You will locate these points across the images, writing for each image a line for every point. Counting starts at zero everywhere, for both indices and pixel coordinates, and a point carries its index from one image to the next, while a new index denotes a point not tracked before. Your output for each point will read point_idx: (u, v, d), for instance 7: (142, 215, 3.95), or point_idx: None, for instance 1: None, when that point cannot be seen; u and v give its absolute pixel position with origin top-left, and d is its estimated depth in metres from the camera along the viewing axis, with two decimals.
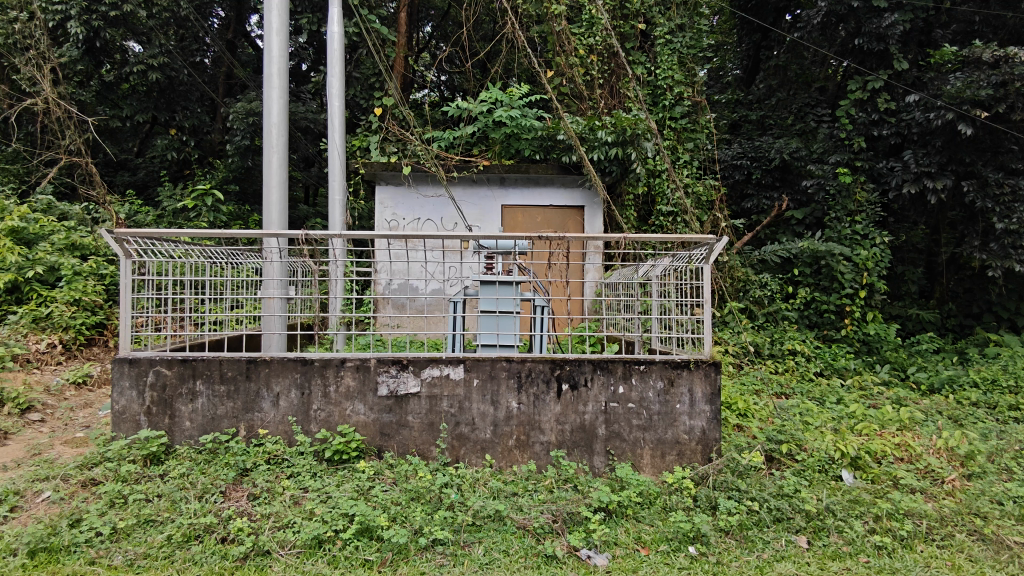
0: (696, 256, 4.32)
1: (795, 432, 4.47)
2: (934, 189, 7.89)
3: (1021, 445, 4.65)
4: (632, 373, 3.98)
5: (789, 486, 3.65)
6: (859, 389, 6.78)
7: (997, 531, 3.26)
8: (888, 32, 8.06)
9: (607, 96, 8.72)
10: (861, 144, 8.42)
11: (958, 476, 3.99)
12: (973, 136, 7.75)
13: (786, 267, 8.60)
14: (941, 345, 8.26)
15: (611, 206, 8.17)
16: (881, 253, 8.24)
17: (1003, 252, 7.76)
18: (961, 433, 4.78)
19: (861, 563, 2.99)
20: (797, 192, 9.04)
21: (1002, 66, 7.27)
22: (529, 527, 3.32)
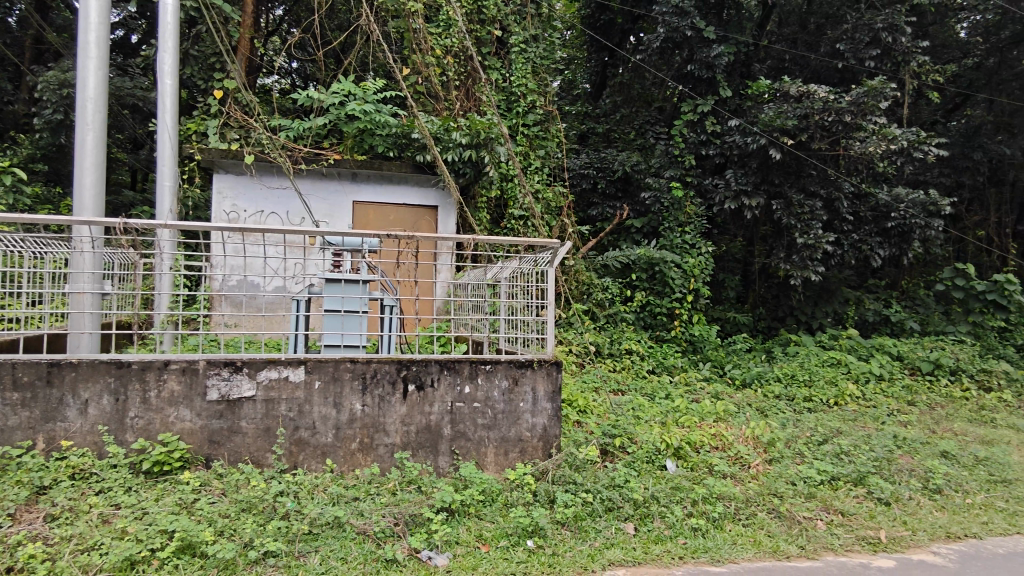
0: (541, 259, 4.50)
1: (627, 426, 4.79)
2: (750, 206, 8.88)
3: (812, 431, 5.35)
4: (478, 373, 4.04)
5: (620, 477, 3.90)
6: (684, 385, 7.45)
7: (790, 509, 3.71)
8: (715, 61, 8.89)
9: (463, 98, 8.79)
10: (691, 161, 9.20)
11: (761, 461, 4.50)
12: (782, 160, 8.86)
13: (625, 272, 9.19)
14: (753, 345, 9.28)
15: (464, 207, 8.25)
16: (705, 262, 9.07)
17: (802, 263, 8.84)
18: (764, 422, 5.41)
19: (679, 545, 3.26)
20: (637, 202, 9.71)
21: (805, 101, 8.29)
22: (369, 532, 3.24)
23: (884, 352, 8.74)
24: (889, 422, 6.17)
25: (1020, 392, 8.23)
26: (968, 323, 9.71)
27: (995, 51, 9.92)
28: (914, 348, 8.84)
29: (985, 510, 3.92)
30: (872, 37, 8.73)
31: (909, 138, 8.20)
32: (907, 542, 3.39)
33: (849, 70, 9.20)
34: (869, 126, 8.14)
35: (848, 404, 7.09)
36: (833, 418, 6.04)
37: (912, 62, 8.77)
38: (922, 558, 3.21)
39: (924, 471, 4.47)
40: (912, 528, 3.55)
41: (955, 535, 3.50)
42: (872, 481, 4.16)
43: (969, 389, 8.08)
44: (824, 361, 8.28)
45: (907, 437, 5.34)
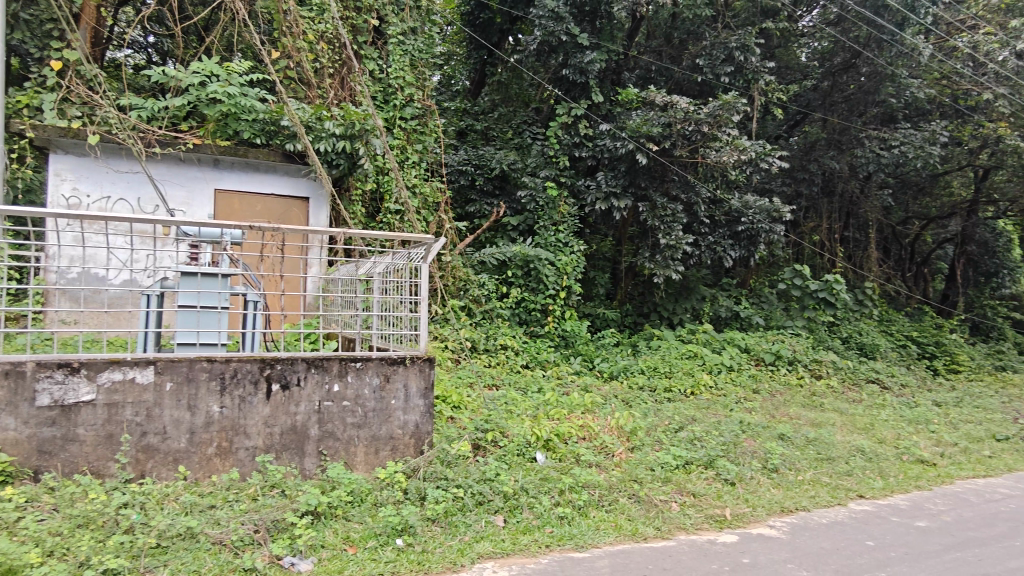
0: (414, 255, 4.48)
1: (499, 420, 4.87)
2: (618, 207, 9.34)
3: (670, 420, 5.73)
4: (349, 371, 3.94)
5: (491, 470, 3.96)
6: (556, 378, 7.70)
7: (648, 493, 3.95)
8: (588, 67, 9.24)
9: (337, 87, 8.47)
10: (565, 162, 9.50)
11: (624, 449, 4.75)
12: (648, 165, 9.38)
13: (502, 268, 9.33)
14: (620, 339, 9.75)
15: (337, 200, 7.98)
16: (577, 260, 9.42)
17: (664, 262, 9.42)
18: (628, 412, 5.71)
19: (546, 534, 3.36)
20: (513, 200, 9.88)
21: (669, 110, 8.84)
22: (226, 541, 3.05)
23: (734, 344, 9.53)
24: (737, 409, 6.75)
25: (844, 379, 9.33)
26: (803, 318, 10.83)
27: (828, 75, 11.09)
28: (759, 341, 9.72)
29: (813, 485, 4.40)
30: (727, 55, 9.55)
31: (756, 150, 8.98)
32: (748, 518, 3.72)
33: (707, 84, 9.92)
34: (723, 137, 8.83)
35: (702, 393, 7.68)
36: (689, 407, 6.51)
37: (760, 80, 9.64)
38: (760, 531, 3.55)
39: (763, 452, 4.94)
40: (753, 504, 3.91)
41: (788, 509, 3.90)
42: (720, 463, 4.53)
43: (803, 377, 9.04)
44: (682, 354, 8.89)
45: (751, 422, 5.87)
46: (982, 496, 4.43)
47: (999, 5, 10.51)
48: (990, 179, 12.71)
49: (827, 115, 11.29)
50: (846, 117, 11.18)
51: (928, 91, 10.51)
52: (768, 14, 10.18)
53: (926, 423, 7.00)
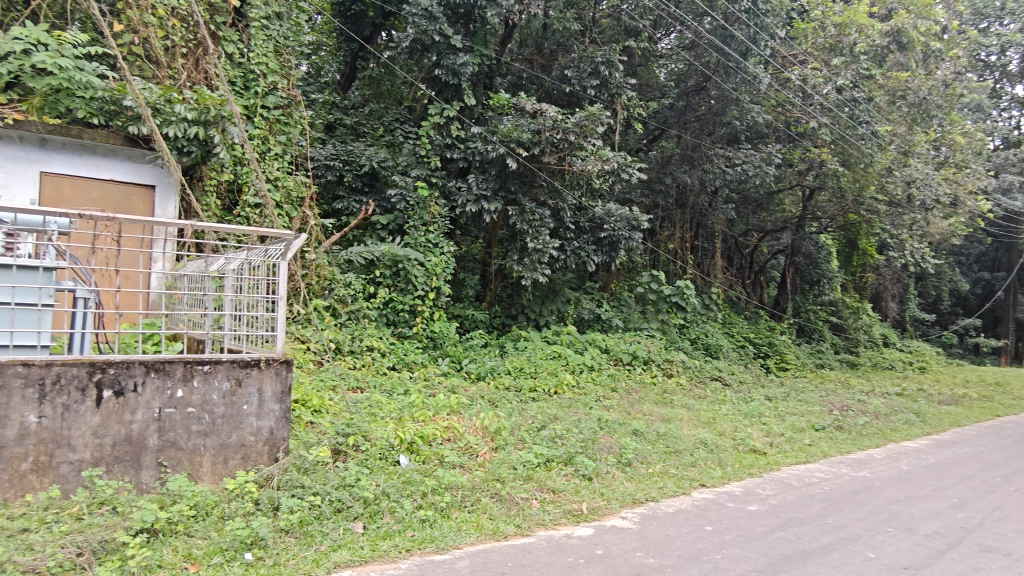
0: (272, 252, 4.25)
1: (362, 424, 4.74)
2: (488, 210, 9.44)
3: (533, 418, 5.88)
4: (194, 375, 3.65)
5: (351, 476, 3.84)
6: (424, 380, 7.64)
7: (510, 491, 4.02)
8: (461, 69, 9.28)
9: (190, 68, 7.73)
10: (437, 163, 9.46)
11: (488, 449, 4.80)
12: (517, 170, 9.58)
13: (369, 268, 9.10)
14: (488, 340, 9.87)
15: (188, 190, 7.35)
16: (447, 261, 9.42)
17: (532, 265, 9.65)
18: (493, 413, 5.77)
19: (406, 538, 3.31)
20: (383, 199, 9.67)
21: (538, 118, 9.09)
22: (39, 569, 2.70)
23: (595, 345, 9.97)
24: (596, 407, 7.09)
25: (691, 377, 10.10)
26: (657, 320, 11.60)
27: (683, 95, 11.90)
28: (618, 342, 10.26)
29: (661, 476, 4.70)
30: (593, 69, 9.99)
31: (618, 161, 9.47)
32: (603, 511, 3.90)
33: (574, 95, 10.30)
34: (588, 146, 9.22)
35: (565, 392, 7.97)
36: (552, 406, 6.73)
37: (622, 95, 10.22)
38: (613, 522, 3.73)
39: (618, 447, 5.21)
40: (607, 498, 4.10)
41: (639, 500, 4.14)
42: (578, 459, 4.72)
43: (656, 375, 9.67)
44: (547, 355, 9.17)
45: (608, 419, 6.17)
46: (801, 480, 4.97)
47: (826, 43, 11.51)
48: (814, 198, 14.34)
49: (681, 132, 12.14)
50: (698, 135, 12.10)
51: (766, 117, 11.66)
52: (631, 33, 10.76)
53: (759, 415, 7.75)
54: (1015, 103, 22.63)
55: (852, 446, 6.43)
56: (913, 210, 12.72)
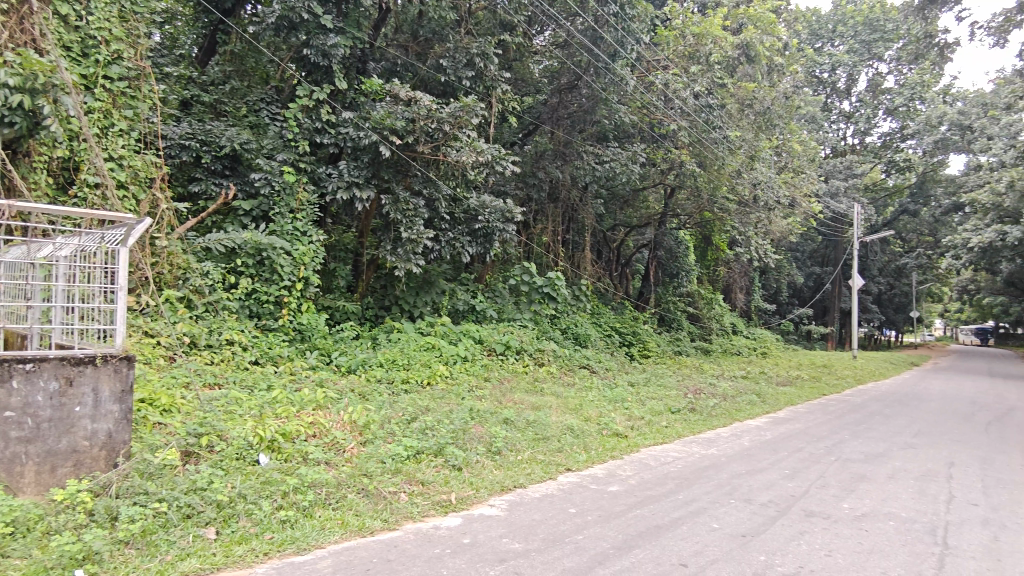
0: (109, 237, 3.87)
1: (218, 423, 4.45)
2: (360, 198, 9.16)
3: (403, 411, 5.80)
4: (14, 375, 3.24)
5: (203, 479, 3.58)
6: (289, 374, 7.28)
7: (377, 486, 3.94)
8: (332, 50, 8.90)
9: (13, 29, 6.33)
10: (305, 147, 9.02)
11: (356, 444, 4.68)
12: (390, 158, 9.37)
13: (230, 257, 8.53)
14: (360, 332, 9.60)
15: (11, 166, 6.42)
16: (315, 250, 9.03)
17: (405, 256, 9.49)
18: (362, 406, 5.62)
19: (264, 541, 3.14)
20: (246, 183, 9.09)
21: (413, 106, 8.94)
22: None
23: (469, 336, 10.03)
24: (468, 397, 7.14)
25: (561, 365, 10.45)
26: (530, 311, 11.90)
27: (556, 92, 12.21)
28: (491, 332, 10.39)
29: (529, 463, 4.83)
30: (468, 60, 10.00)
31: (492, 153, 9.54)
32: (472, 500, 3.93)
33: (449, 85, 10.24)
34: (462, 137, 9.22)
35: (438, 383, 7.94)
36: (424, 398, 6.68)
37: (497, 88, 10.32)
38: (481, 511, 3.77)
39: (489, 436, 5.28)
40: (476, 487, 4.14)
41: (506, 487, 4.22)
42: (448, 450, 4.72)
43: (528, 364, 9.91)
44: (420, 347, 9.08)
45: (479, 409, 6.24)
46: (658, 460, 5.30)
47: (685, 51, 12.25)
48: (674, 197, 15.31)
49: (554, 128, 12.46)
50: (569, 131, 12.49)
51: (632, 117, 12.23)
52: (506, 27, 10.86)
53: (622, 401, 8.18)
54: (842, 118, 25.28)
55: (703, 427, 6.97)
56: (758, 210, 14.22)
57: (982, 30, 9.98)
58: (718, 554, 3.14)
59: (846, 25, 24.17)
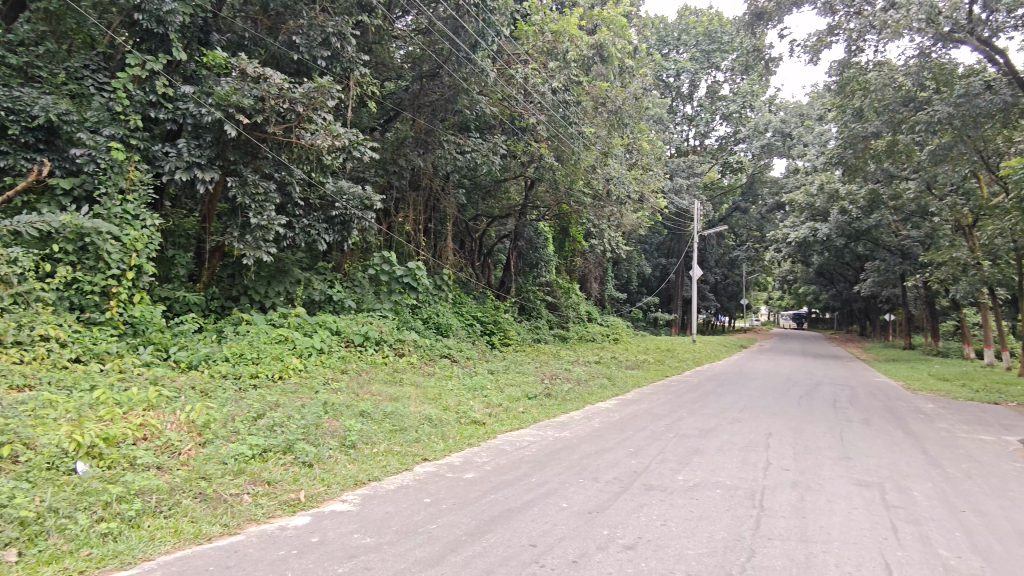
0: None
1: (25, 430, 3.93)
2: (202, 180, 8.44)
3: (249, 408, 5.47)
4: None
5: (2, 495, 3.14)
6: (118, 372, 6.57)
7: (217, 489, 3.68)
8: (168, 18, 8.07)
9: None
10: (137, 123, 8.16)
11: (193, 445, 4.34)
12: (237, 138, 8.72)
13: (44, 241, 7.53)
14: (203, 325, 8.90)
15: None
16: (149, 236, 8.21)
17: (255, 243, 8.91)
18: (201, 404, 5.23)
19: (79, 558, 2.81)
20: (64, 158, 8.06)
21: (261, 83, 8.36)
22: None
23: (325, 328, 9.65)
24: (323, 390, 6.89)
25: (421, 355, 10.39)
26: (390, 301, 11.70)
27: (418, 79, 12.01)
28: (349, 323, 10.08)
29: (385, 455, 4.75)
30: (324, 39, 9.53)
31: (349, 138, 9.20)
32: (322, 497, 3.79)
33: (303, 64, 9.72)
34: (317, 120, 8.79)
35: (290, 377, 7.58)
36: (273, 393, 6.32)
37: (355, 70, 9.95)
38: (331, 508, 3.64)
39: (343, 430, 5.12)
40: (327, 483, 4.01)
41: (360, 481, 4.12)
42: (298, 447, 4.52)
43: (387, 355, 9.73)
44: (271, 339, 8.60)
45: (334, 402, 6.04)
46: (513, 445, 5.43)
47: (544, 48, 12.44)
48: (534, 189, 15.72)
49: (414, 115, 12.27)
50: (431, 119, 12.33)
51: (492, 109, 12.31)
52: (365, 8, 10.46)
53: (481, 388, 8.30)
54: (685, 120, 27.23)
55: (558, 411, 7.25)
56: (611, 204, 15.08)
57: (800, 48, 11.17)
58: (566, 532, 3.28)
59: (689, 34, 26.05)
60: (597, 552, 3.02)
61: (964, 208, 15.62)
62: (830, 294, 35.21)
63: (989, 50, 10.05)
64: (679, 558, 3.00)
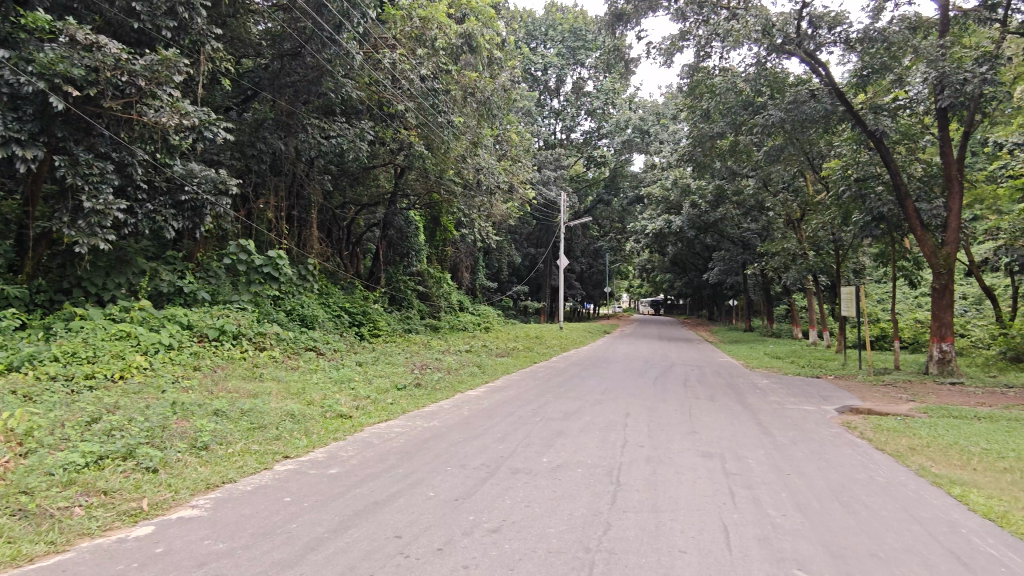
0: None
1: None
2: (23, 158, 7.36)
3: (82, 412, 4.93)
4: None
5: None
6: None
7: (41, 505, 3.29)
8: None
9: None
10: None
11: (12, 457, 3.85)
12: (65, 112, 7.76)
13: None
14: (26, 321, 7.89)
15: None
16: None
17: (89, 230, 8.01)
18: (22, 410, 4.65)
19: None
20: None
21: (95, 52, 7.50)
22: None
23: (174, 322, 8.92)
24: (172, 390, 6.36)
25: (284, 349, 9.93)
26: (249, 292, 11.05)
27: (278, 57, 11.39)
28: (202, 316, 9.39)
29: (241, 455, 4.49)
30: (169, 8, 8.69)
31: (200, 117, 8.52)
32: (168, 504, 3.52)
33: (145, 34, 8.87)
34: (162, 96, 8.11)
35: (134, 376, 6.94)
36: (112, 394, 5.76)
37: (205, 44, 9.27)
38: (179, 514, 3.39)
39: (193, 431, 4.77)
40: (174, 488, 3.72)
41: (212, 485, 3.87)
42: (140, 452, 4.16)
43: (246, 350, 9.18)
44: (110, 336, 7.81)
45: (184, 401, 5.61)
46: (381, 437, 5.34)
47: (411, 33, 12.18)
48: (404, 176, 15.49)
49: (275, 96, 11.64)
50: (292, 102, 11.74)
51: (359, 94, 11.88)
52: None
53: (348, 381, 8.10)
54: (552, 114, 27.96)
55: (427, 401, 7.24)
56: (481, 193, 15.21)
57: (656, 50, 11.87)
58: (431, 520, 3.29)
59: (555, 30, 26.77)
60: (462, 538, 3.06)
61: (794, 204, 17.42)
62: (683, 282, 37.92)
63: (813, 62, 11.28)
64: (542, 536, 3.12)
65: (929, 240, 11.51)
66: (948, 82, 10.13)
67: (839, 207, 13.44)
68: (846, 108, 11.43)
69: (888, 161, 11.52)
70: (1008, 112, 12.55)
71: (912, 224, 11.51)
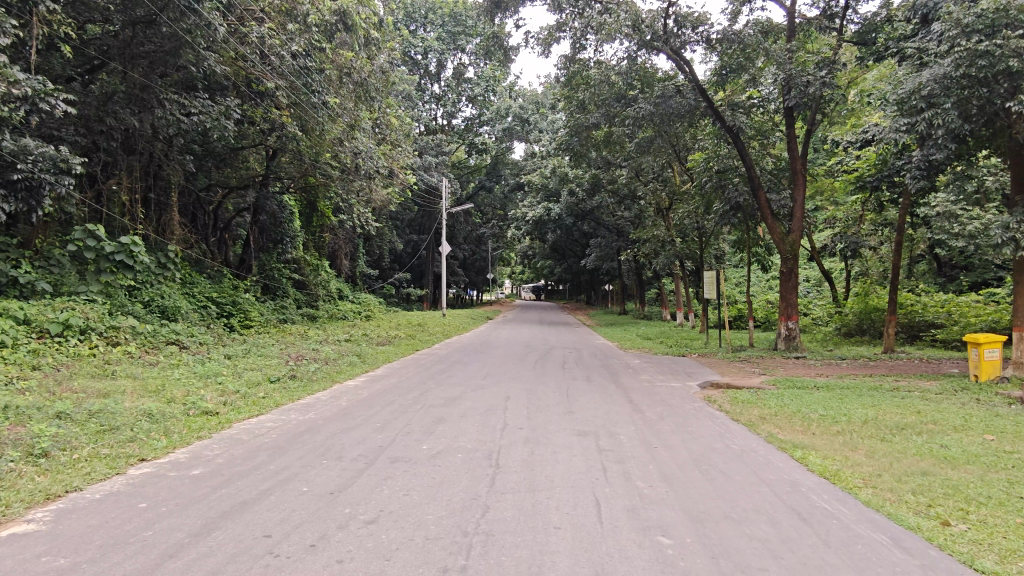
0: None
1: None
2: None
3: None
4: None
5: None
6: None
7: None
8: None
9: None
10: None
11: None
12: None
13: None
14: None
15: None
16: None
17: None
18: None
19: None
20: None
21: None
22: None
23: (6, 317, 7.93)
24: (4, 393, 5.66)
25: (141, 344, 9.14)
26: (99, 282, 10.02)
27: (129, 24, 10.17)
28: (41, 310, 8.42)
29: (88, 461, 4.09)
30: None
31: (33, 87, 7.57)
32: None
33: None
34: None
35: None
36: None
37: (38, 5, 8.07)
38: (11, 531, 3.03)
39: (29, 438, 4.28)
40: (5, 503, 3.32)
41: (53, 495, 3.50)
42: None
43: (96, 346, 8.35)
44: None
45: (19, 405, 5.01)
46: (251, 434, 5.07)
47: (281, 6, 11.47)
48: (276, 158, 14.70)
49: (125, 68, 10.59)
50: (147, 75, 10.76)
51: (224, 69, 11.07)
52: None
53: (215, 375, 7.62)
54: (432, 99, 27.62)
55: (302, 393, 6.96)
56: (360, 178, 14.74)
57: (534, 40, 12.05)
58: (303, 517, 3.17)
59: (435, 14, 26.40)
60: (336, 532, 2.98)
61: (663, 193, 18.40)
62: (562, 268, 39.03)
63: (679, 59, 11.92)
64: (419, 524, 3.10)
65: (778, 227, 12.56)
66: (794, 84, 11.11)
67: (701, 197, 14.40)
68: (708, 104, 12.22)
69: (744, 155, 12.45)
70: (843, 113, 13.95)
71: (764, 213, 12.50)
